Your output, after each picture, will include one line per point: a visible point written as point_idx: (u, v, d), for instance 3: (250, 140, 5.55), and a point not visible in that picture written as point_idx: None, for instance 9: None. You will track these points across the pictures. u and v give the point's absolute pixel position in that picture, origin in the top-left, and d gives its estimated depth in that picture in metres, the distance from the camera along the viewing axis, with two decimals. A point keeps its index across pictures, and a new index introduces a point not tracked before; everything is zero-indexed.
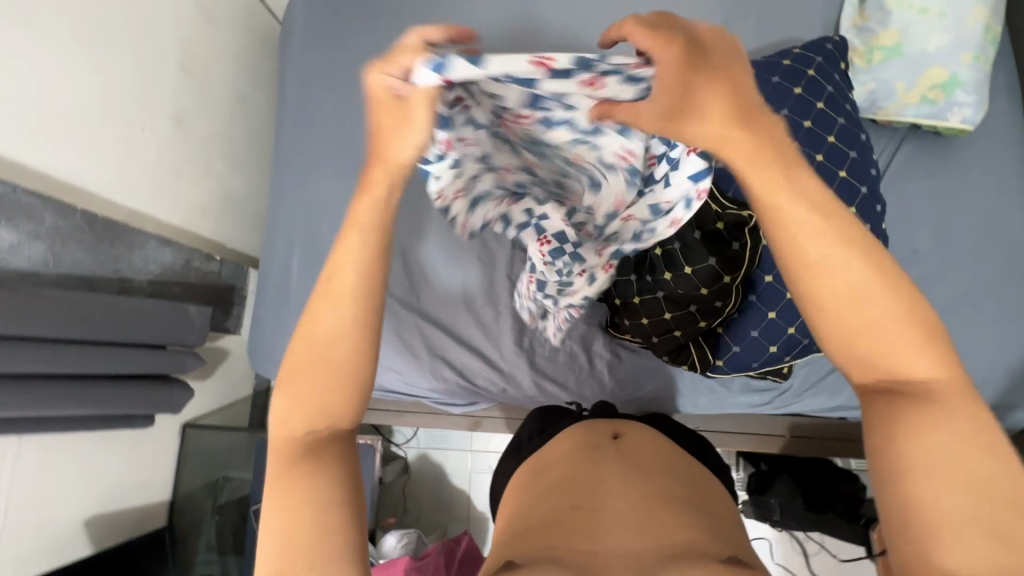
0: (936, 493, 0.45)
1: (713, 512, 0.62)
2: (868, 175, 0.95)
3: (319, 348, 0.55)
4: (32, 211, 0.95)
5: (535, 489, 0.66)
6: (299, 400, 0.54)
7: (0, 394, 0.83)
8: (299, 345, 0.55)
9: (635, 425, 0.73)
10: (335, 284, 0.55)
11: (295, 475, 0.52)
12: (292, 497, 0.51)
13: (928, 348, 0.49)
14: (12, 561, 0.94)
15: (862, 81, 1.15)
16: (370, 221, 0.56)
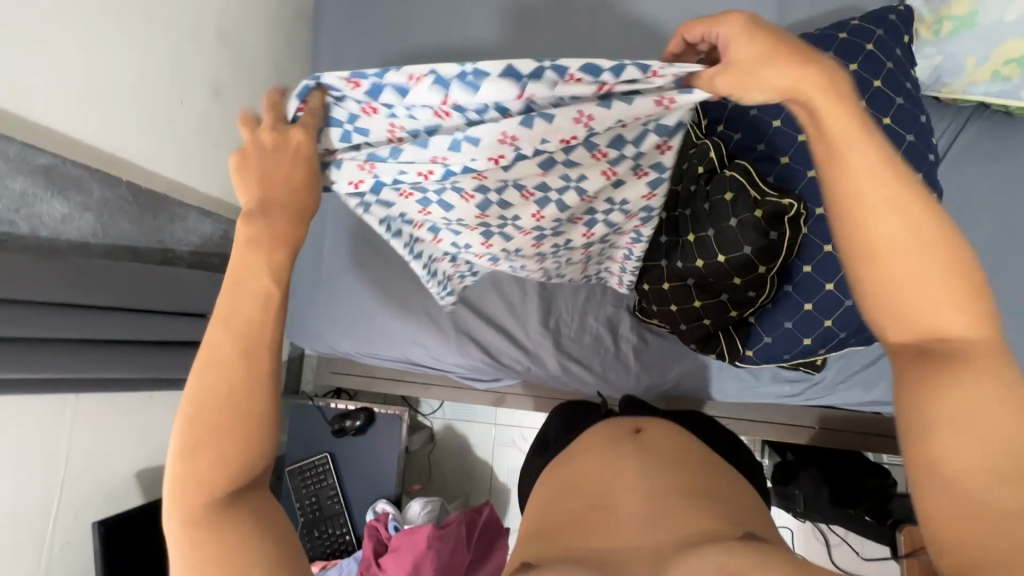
0: (957, 445, 0.43)
1: (730, 497, 0.62)
2: (924, 162, 0.89)
3: (209, 406, 0.55)
4: (81, 182, 0.97)
5: (553, 488, 0.67)
6: (211, 452, 0.54)
7: (58, 357, 0.90)
8: (201, 397, 0.55)
9: (646, 420, 0.72)
10: (232, 325, 0.57)
11: (212, 535, 0.52)
12: (214, 545, 0.52)
13: (966, 303, 0.46)
14: (73, 505, 1.03)
15: (926, 55, 1.06)
16: (251, 258, 0.59)
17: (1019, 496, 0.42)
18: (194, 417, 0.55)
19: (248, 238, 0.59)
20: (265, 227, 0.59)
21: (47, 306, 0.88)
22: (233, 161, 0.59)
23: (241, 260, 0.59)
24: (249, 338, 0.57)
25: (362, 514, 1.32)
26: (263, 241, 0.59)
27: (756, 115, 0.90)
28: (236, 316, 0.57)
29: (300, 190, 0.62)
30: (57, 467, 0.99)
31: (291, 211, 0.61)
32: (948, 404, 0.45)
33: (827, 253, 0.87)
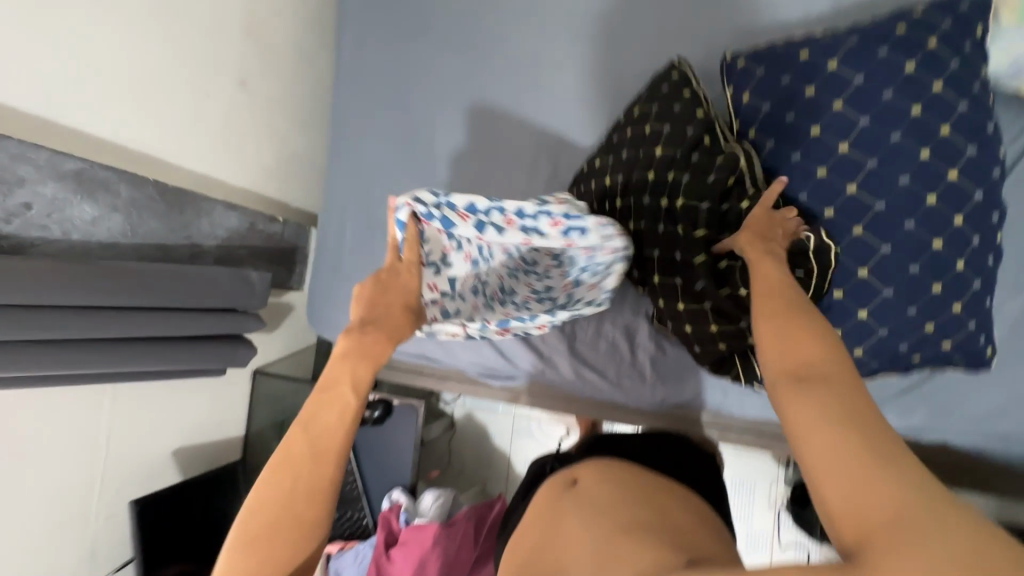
0: (816, 460, 0.44)
1: (678, 523, 0.60)
2: (988, 178, 0.76)
3: (272, 509, 0.60)
4: (109, 183, 1.03)
5: (518, 553, 0.68)
6: (259, 554, 0.59)
7: (90, 354, 0.96)
8: (268, 499, 0.60)
9: (591, 460, 0.72)
10: (311, 432, 0.63)
11: None
12: None
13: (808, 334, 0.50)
14: (115, 482, 1.13)
15: (1006, 43, 0.92)
16: (349, 371, 0.66)
17: (884, 476, 0.40)
18: (267, 511, 0.60)
19: (342, 352, 0.67)
20: (364, 344, 0.68)
21: (79, 308, 0.94)
22: (358, 289, 0.71)
23: (333, 370, 0.66)
24: (323, 445, 0.62)
25: (378, 500, 1.38)
26: (356, 357, 0.67)
27: (792, 122, 0.79)
28: (315, 419, 0.63)
29: (405, 315, 0.74)
30: (98, 449, 1.08)
31: (387, 334, 0.70)
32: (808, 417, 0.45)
33: (861, 279, 0.77)
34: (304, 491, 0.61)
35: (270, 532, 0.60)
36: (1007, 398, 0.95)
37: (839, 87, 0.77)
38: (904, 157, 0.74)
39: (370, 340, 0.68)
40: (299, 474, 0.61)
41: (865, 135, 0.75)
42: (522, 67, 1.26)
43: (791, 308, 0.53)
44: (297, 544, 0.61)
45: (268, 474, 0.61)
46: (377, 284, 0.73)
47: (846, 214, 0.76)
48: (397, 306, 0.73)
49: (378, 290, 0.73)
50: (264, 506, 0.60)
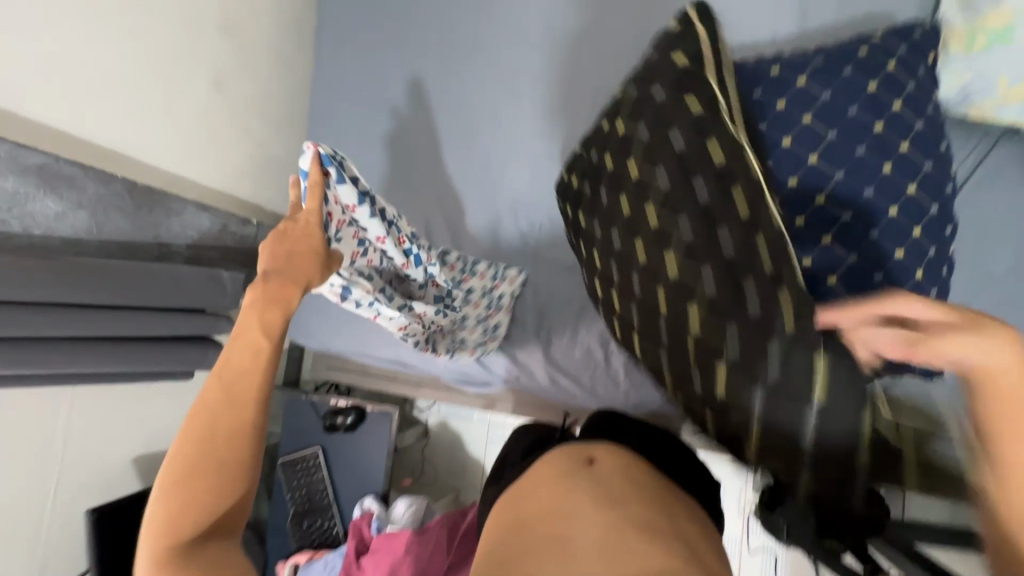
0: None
1: (682, 530, 0.60)
2: (941, 192, 0.81)
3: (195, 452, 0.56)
4: (74, 180, 1.00)
5: (507, 522, 0.65)
6: (183, 497, 0.56)
7: (50, 354, 0.93)
8: (185, 442, 0.57)
9: (607, 445, 0.70)
10: (229, 376, 0.58)
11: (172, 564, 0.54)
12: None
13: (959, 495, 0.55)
14: (71, 490, 1.08)
15: (956, 71, 0.98)
16: (263, 322, 0.61)
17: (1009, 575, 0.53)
18: (180, 465, 0.56)
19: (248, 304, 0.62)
20: (269, 291, 0.63)
21: (39, 306, 0.90)
22: (263, 241, 0.67)
23: (244, 319, 0.61)
24: (238, 392, 0.58)
25: (350, 509, 1.35)
26: (262, 303, 0.62)
27: (764, 131, 0.82)
28: (232, 366, 0.59)
29: (312, 259, 0.69)
30: (54, 454, 1.04)
31: (295, 279, 0.66)
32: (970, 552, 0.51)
33: None
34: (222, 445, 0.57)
35: (186, 486, 0.56)
36: None
37: (808, 101, 0.82)
38: (867, 168, 0.79)
39: (277, 286, 0.63)
40: (215, 425, 0.57)
41: (834, 146, 0.79)
42: (502, 76, 1.27)
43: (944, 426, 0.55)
44: (220, 499, 0.57)
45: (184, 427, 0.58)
46: (283, 234, 0.68)
47: (817, 222, 0.78)
48: (307, 255, 0.68)
49: (284, 238, 0.68)
50: (179, 461, 0.56)
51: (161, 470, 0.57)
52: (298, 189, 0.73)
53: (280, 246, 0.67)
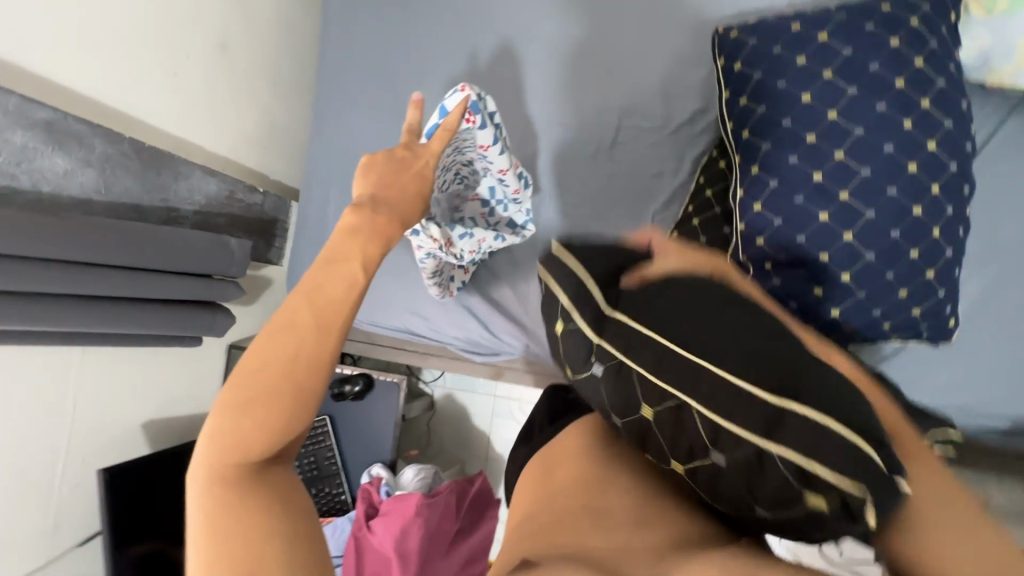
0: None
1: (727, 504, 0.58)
2: (960, 151, 0.83)
3: (271, 372, 0.47)
4: (82, 137, 0.99)
5: (541, 486, 0.63)
6: (254, 423, 0.46)
7: (62, 312, 0.93)
8: (262, 360, 0.48)
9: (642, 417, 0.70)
10: (319, 292, 0.51)
11: (230, 496, 0.44)
12: (237, 513, 0.43)
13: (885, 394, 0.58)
14: (81, 451, 1.09)
15: (974, 34, 0.96)
16: (366, 250, 0.55)
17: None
18: (254, 376, 0.47)
19: (351, 226, 0.57)
20: (370, 219, 0.58)
21: (52, 262, 0.90)
22: (362, 160, 0.66)
23: (338, 243, 0.55)
24: (329, 315, 0.50)
25: (358, 475, 1.37)
26: (364, 232, 0.57)
27: (783, 89, 0.83)
28: (321, 284, 0.51)
29: (415, 204, 0.67)
30: (65, 414, 1.04)
31: (394, 215, 0.62)
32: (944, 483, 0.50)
33: (847, 242, 0.82)
34: (304, 361, 0.48)
35: (256, 399, 0.47)
36: (965, 370, 1.02)
37: (829, 58, 0.82)
38: (888, 125, 0.80)
39: (379, 219, 0.60)
40: (300, 342, 0.48)
41: (854, 103, 0.80)
42: (514, 40, 1.25)
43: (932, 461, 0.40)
44: (288, 418, 0.48)
45: (263, 336, 0.48)
46: (393, 174, 0.67)
47: (835, 179, 0.81)
48: (410, 199, 0.66)
49: (391, 180, 0.66)
50: (253, 370, 0.47)
51: (222, 394, 0.47)
52: (416, 110, 0.73)
53: (389, 171, 0.67)
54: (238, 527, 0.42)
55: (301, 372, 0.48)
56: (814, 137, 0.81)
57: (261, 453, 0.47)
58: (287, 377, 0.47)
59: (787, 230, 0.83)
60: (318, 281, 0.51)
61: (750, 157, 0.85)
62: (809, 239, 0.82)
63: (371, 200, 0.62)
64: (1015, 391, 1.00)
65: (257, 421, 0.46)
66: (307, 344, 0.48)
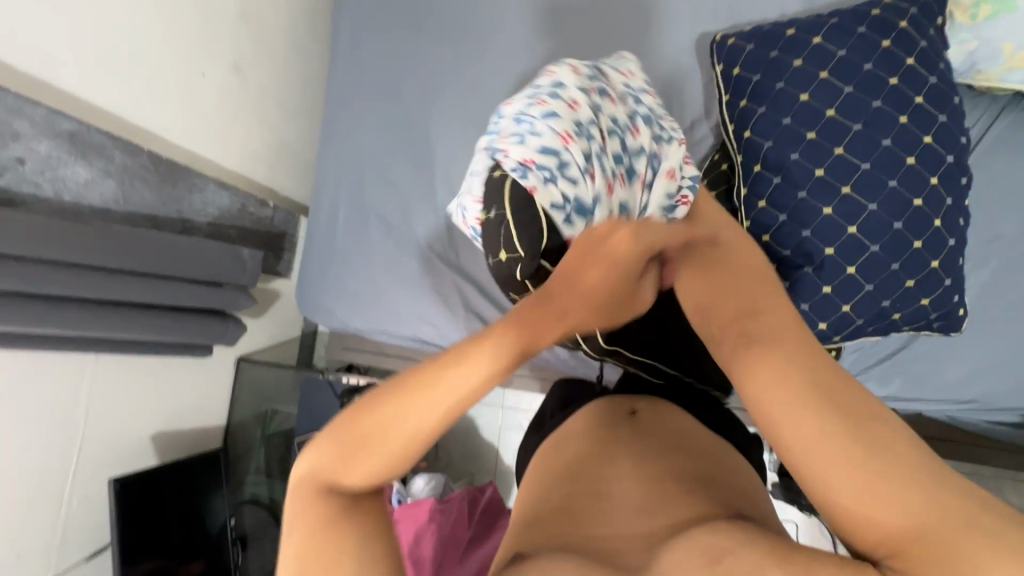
0: (804, 439, 0.45)
1: (738, 491, 0.58)
2: (956, 144, 0.86)
3: (394, 438, 0.50)
4: (104, 149, 1.02)
5: (545, 468, 0.64)
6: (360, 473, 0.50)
7: (80, 317, 0.94)
8: (389, 424, 0.50)
9: (660, 402, 0.68)
10: (463, 383, 0.49)
11: (331, 521, 0.49)
12: (327, 538, 0.48)
13: (755, 295, 0.55)
14: (91, 462, 1.08)
15: (960, 40, 1.01)
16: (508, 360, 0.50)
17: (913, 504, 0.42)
18: (371, 430, 0.50)
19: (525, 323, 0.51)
20: (540, 314, 0.51)
21: (72, 268, 0.92)
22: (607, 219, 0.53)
23: (502, 336, 0.50)
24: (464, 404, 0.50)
25: None
26: (529, 326, 0.51)
27: (781, 89, 0.86)
28: (467, 378, 0.50)
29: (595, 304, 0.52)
30: (77, 424, 1.04)
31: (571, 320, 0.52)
32: (785, 392, 0.47)
33: (851, 235, 0.84)
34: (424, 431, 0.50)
35: (368, 450, 0.50)
36: (973, 364, 1.02)
37: (825, 59, 0.86)
38: (886, 120, 0.84)
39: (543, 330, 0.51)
40: (421, 423, 0.50)
41: (851, 100, 0.84)
42: (517, 56, 1.30)
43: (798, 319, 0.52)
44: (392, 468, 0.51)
45: (389, 395, 0.50)
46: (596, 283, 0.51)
47: (837, 173, 0.84)
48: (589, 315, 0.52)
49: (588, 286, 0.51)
50: (372, 425, 0.50)
51: (340, 439, 0.51)
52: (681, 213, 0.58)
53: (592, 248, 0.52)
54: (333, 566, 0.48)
55: (414, 440, 0.50)
56: (813, 134, 0.85)
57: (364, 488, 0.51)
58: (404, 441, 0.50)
59: (792, 225, 0.85)
60: (456, 373, 0.49)
61: (752, 155, 0.88)
62: (816, 231, 0.84)
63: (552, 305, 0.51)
64: None
65: (362, 466, 0.50)
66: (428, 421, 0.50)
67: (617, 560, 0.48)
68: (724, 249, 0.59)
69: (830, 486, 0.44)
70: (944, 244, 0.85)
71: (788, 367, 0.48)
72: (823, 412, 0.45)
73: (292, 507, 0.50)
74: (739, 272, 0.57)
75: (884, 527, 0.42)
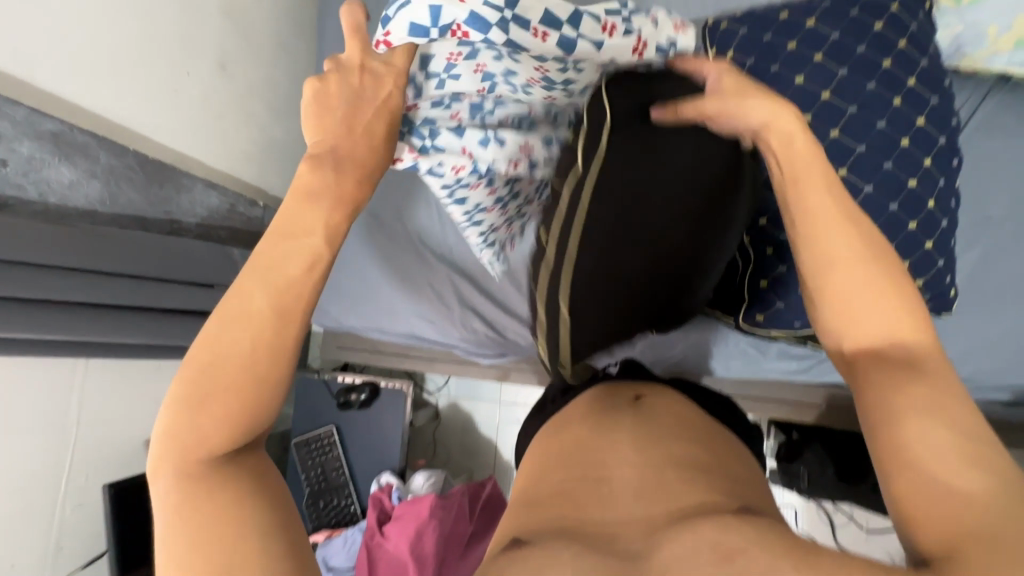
0: (907, 442, 0.45)
1: (737, 477, 0.58)
2: (948, 126, 0.87)
3: (224, 364, 0.45)
4: (88, 149, 1.01)
5: (548, 452, 0.64)
6: (214, 421, 0.45)
7: (69, 321, 0.93)
8: (214, 344, 0.45)
9: (665, 390, 0.68)
10: (271, 261, 0.47)
11: (201, 488, 0.43)
12: (206, 509, 0.43)
13: (900, 308, 0.50)
14: (85, 468, 1.07)
15: (946, 24, 1.01)
16: (327, 225, 0.50)
17: (974, 484, 0.42)
18: (208, 373, 0.45)
19: (307, 187, 0.50)
20: (322, 176, 0.50)
21: (60, 271, 0.91)
22: (313, 87, 0.51)
23: (294, 215, 0.49)
24: (287, 299, 0.47)
25: (366, 486, 1.34)
26: (320, 193, 0.50)
27: (776, 73, 0.86)
28: (269, 256, 0.48)
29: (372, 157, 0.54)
30: (69, 430, 1.03)
31: (363, 165, 0.53)
32: (909, 405, 0.46)
33: None
34: (257, 350, 0.46)
35: (205, 401, 0.45)
36: (966, 343, 1.03)
37: (818, 43, 0.86)
38: (879, 103, 0.85)
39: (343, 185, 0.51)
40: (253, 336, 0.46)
41: (846, 83, 0.85)
42: None
43: (890, 292, 0.50)
44: (247, 418, 0.46)
45: (211, 325, 0.46)
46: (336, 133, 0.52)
47: (833, 156, 0.85)
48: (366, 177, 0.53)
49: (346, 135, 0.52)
50: (206, 368, 0.45)
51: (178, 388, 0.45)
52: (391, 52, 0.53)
53: (342, 107, 0.52)
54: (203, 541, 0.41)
55: (250, 361, 0.45)
56: (810, 117, 0.85)
57: (224, 454, 0.45)
58: (245, 369, 0.45)
59: None
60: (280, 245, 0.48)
61: None
62: None
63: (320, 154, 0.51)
64: (1017, 361, 1.01)
65: (212, 421, 0.45)
66: (267, 332, 0.46)
67: (619, 542, 0.48)
68: (862, 229, 0.51)
69: (922, 487, 0.43)
70: (938, 225, 0.86)
71: (922, 390, 0.46)
72: (930, 419, 0.45)
73: (156, 487, 0.44)
74: (897, 286, 0.50)
75: (959, 532, 0.40)
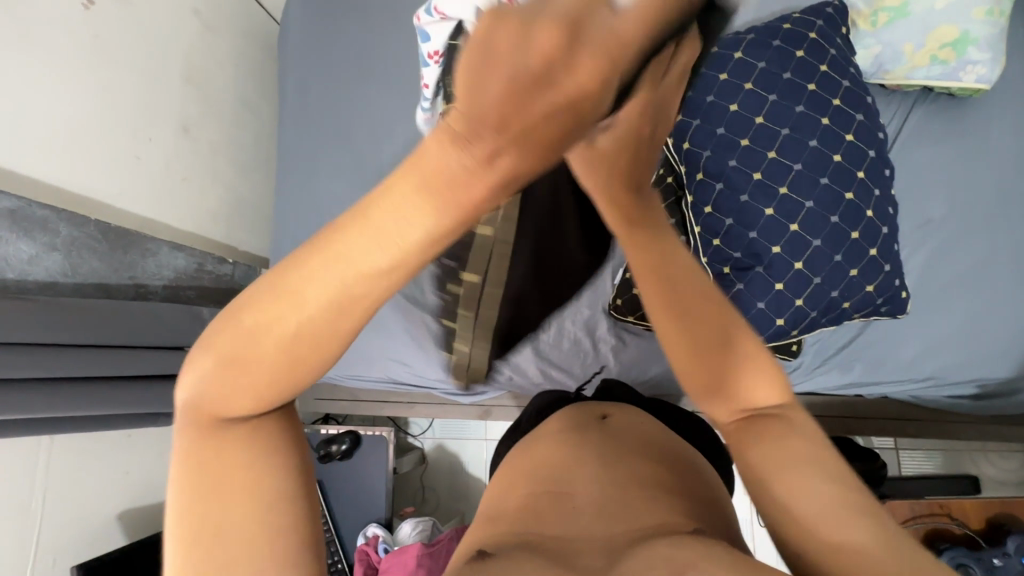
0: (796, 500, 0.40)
1: (695, 497, 0.58)
2: (875, 139, 0.93)
3: (265, 338, 0.31)
4: (47, 223, 1.01)
5: (514, 474, 0.64)
6: (232, 388, 0.32)
7: (30, 399, 0.90)
8: (254, 324, 0.31)
9: (626, 414, 0.71)
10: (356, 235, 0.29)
11: (213, 463, 0.32)
12: (222, 481, 0.32)
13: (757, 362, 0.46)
14: (51, 552, 1.02)
15: (866, 45, 1.08)
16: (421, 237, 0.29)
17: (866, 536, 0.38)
18: (266, 339, 0.31)
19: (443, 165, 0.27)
20: (457, 172, 0.27)
21: (19, 348, 0.89)
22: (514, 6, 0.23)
23: (420, 182, 0.28)
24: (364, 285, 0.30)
25: (353, 540, 1.30)
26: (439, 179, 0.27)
27: (712, 102, 0.91)
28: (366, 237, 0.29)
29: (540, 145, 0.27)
30: (34, 512, 0.98)
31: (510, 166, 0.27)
32: (783, 458, 0.42)
33: (793, 232, 0.88)
34: (327, 330, 0.31)
35: (248, 367, 0.31)
36: (926, 342, 1.06)
37: (748, 71, 0.91)
38: (810, 123, 0.90)
39: (487, 170, 0.27)
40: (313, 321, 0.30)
41: (776, 107, 0.90)
42: None
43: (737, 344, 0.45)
44: (293, 385, 0.33)
45: (282, 287, 0.30)
46: (525, 88, 0.24)
47: (773, 174, 0.89)
48: (575, 107, 0.25)
49: (527, 101, 0.24)
50: (257, 327, 0.30)
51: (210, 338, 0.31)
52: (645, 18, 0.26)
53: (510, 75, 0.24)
54: (212, 497, 0.31)
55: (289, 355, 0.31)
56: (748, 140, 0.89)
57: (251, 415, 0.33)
58: (302, 358, 0.31)
59: (740, 228, 0.89)
60: (373, 227, 0.29)
61: (694, 164, 0.91)
62: (761, 233, 0.88)
63: (528, 71, 0.23)
64: (971, 353, 1.05)
65: (248, 392, 0.32)
66: (321, 325, 0.30)
67: (577, 549, 0.47)
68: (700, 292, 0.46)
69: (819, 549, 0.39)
70: (881, 230, 0.90)
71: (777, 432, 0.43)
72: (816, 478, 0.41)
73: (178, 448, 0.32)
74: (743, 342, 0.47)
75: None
